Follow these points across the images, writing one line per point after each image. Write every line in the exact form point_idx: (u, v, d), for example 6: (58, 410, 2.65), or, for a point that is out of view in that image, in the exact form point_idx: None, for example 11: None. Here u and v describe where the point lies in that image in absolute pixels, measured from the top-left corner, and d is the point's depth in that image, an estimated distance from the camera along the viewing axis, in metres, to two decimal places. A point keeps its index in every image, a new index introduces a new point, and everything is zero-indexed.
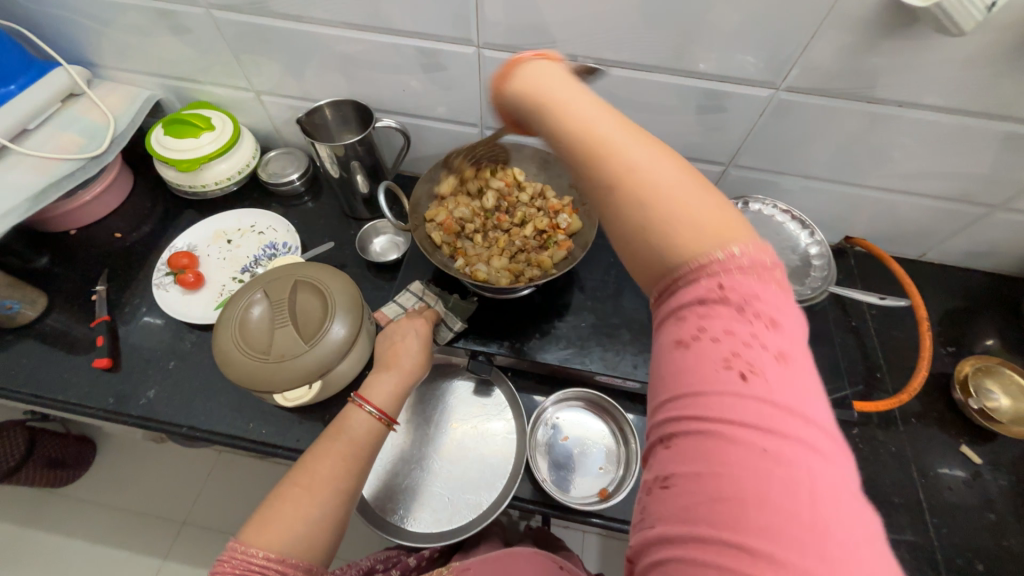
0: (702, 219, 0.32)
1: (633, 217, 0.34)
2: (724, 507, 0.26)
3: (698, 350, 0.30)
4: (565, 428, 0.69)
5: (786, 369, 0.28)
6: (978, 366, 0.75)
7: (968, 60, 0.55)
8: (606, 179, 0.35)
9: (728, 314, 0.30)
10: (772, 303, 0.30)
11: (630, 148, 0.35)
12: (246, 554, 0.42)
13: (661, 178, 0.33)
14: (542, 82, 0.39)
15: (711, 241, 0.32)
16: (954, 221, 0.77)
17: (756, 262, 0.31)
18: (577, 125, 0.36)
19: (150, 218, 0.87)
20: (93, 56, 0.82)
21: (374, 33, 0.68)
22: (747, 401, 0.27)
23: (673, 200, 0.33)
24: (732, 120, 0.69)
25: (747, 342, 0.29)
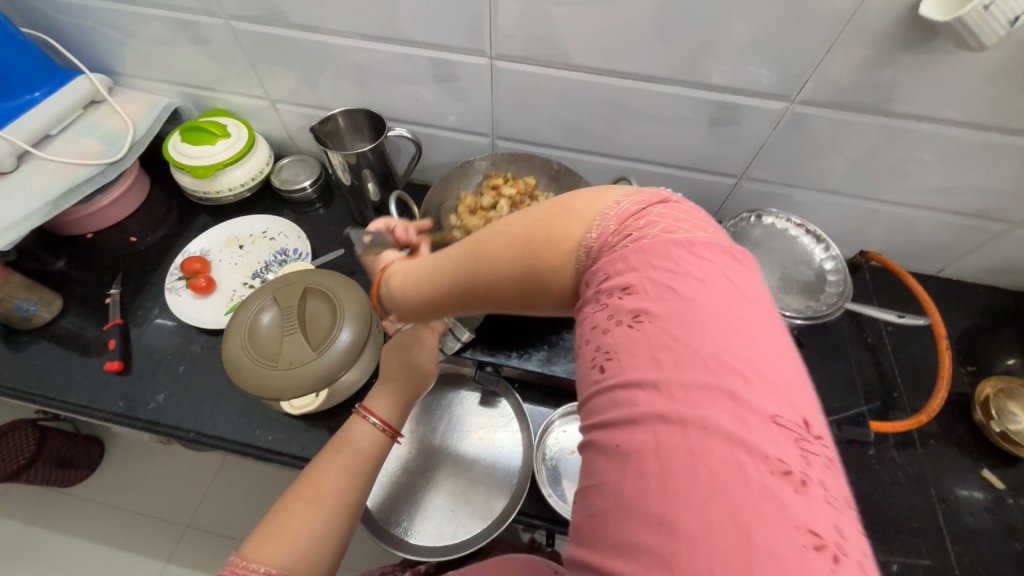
0: (560, 217, 0.38)
1: (531, 268, 0.38)
2: (642, 482, 0.25)
3: (583, 351, 0.33)
4: (574, 443, 0.67)
5: (644, 340, 0.30)
6: (1000, 387, 0.73)
7: (989, 75, 0.54)
8: (512, 260, 0.39)
9: (604, 308, 0.33)
10: (630, 276, 0.33)
11: (495, 232, 0.41)
12: (246, 569, 0.40)
13: (522, 226, 0.40)
14: (414, 283, 0.48)
15: (573, 235, 0.37)
16: (973, 237, 0.76)
17: (648, 222, 0.35)
18: (444, 270, 0.44)
19: (164, 222, 0.89)
20: (115, 65, 0.84)
21: (388, 43, 0.68)
22: (613, 390, 0.29)
23: (536, 230, 0.39)
24: (745, 133, 0.69)
25: (641, 306, 0.31)
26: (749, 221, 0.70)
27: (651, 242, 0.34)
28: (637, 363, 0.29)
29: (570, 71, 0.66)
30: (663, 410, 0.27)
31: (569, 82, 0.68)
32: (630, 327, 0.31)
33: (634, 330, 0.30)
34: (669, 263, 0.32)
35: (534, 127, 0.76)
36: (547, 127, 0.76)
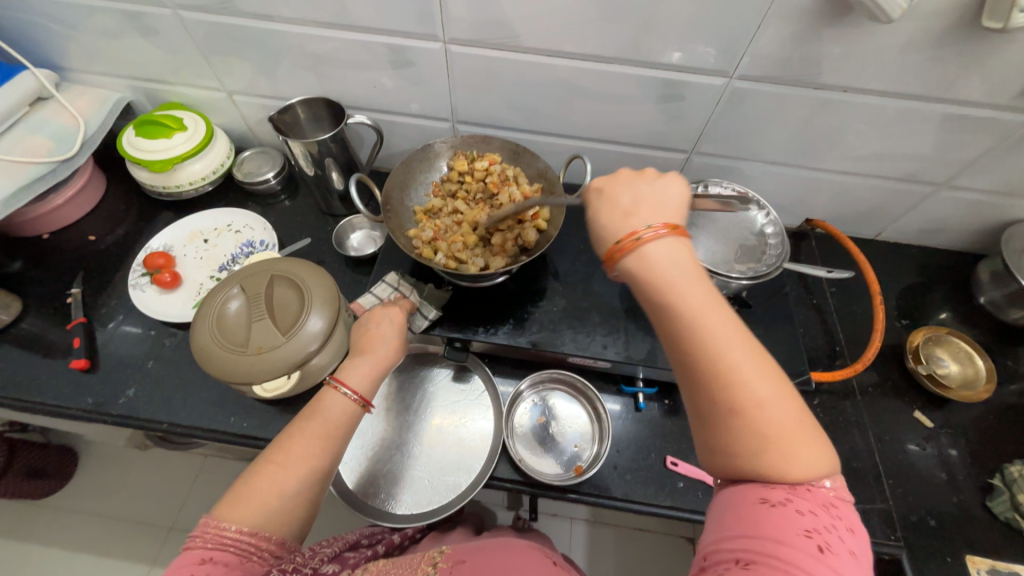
0: (802, 453, 0.36)
1: (747, 442, 0.37)
2: None
3: (785, 512, 0.35)
4: (542, 410, 0.72)
5: (853, 563, 0.34)
6: (929, 337, 0.80)
7: (904, 46, 0.59)
8: (731, 403, 0.37)
9: (812, 502, 0.35)
10: (847, 512, 0.36)
11: (756, 377, 0.38)
12: (218, 528, 0.43)
13: (777, 416, 0.37)
14: (668, 278, 0.41)
15: (803, 473, 0.36)
16: (904, 200, 0.81)
17: (838, 496, 0.37)
18: (699, 327, 0.39)
19: (125, 220, 0.87)
20: (60, 60, 0.82)
21: (341, 30, 0.69)
22: (820, 567, 0.32)
23: (789, 433, 0.36)
24: (692, 108, 0.72)
25: (826, 526, 0.34)
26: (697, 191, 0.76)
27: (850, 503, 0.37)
28: (846, 573, 0.33)
29: (521, 53, 0.68)
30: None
31: (522, 64, 0.70)
32: (846, 549, 0.34)
33: (848, 553, 0.34)
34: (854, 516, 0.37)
35: (492, 110, 0.78)
36: (505, 110, 0.78)
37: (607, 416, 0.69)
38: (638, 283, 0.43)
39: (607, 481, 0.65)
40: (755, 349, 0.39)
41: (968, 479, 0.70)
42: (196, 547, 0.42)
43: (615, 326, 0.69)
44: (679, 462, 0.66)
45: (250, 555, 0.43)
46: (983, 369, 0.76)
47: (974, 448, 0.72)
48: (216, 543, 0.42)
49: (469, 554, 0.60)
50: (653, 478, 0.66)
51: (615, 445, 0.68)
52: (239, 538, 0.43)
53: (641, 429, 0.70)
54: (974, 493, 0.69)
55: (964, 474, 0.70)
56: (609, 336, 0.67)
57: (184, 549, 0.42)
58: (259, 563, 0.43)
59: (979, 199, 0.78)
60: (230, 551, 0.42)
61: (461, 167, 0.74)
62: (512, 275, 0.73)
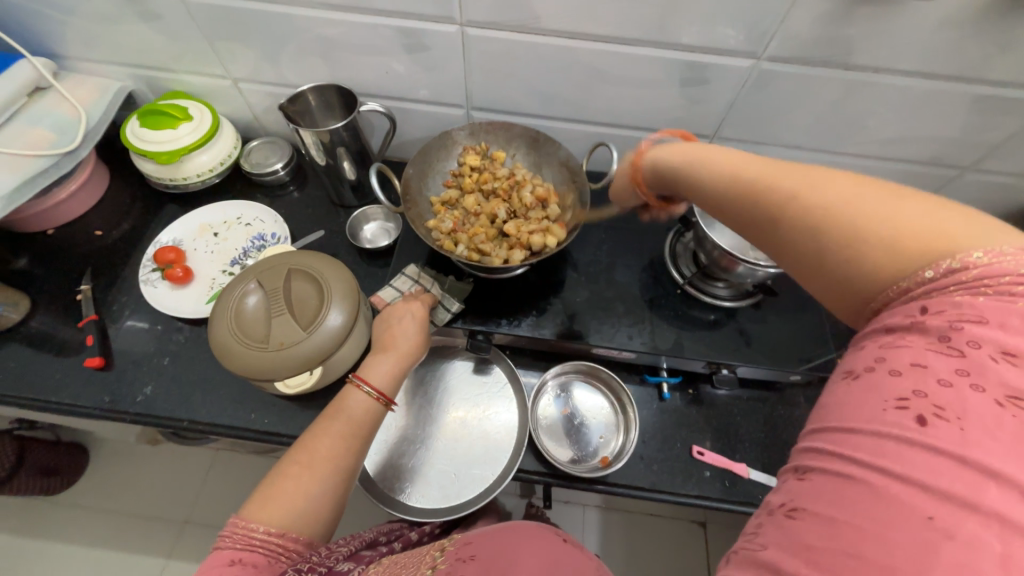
0: (926, 228, 0.31)
1: (830, 252, 0.34)
2: (870, 550, 0.24)
3: (878, 381, 0.28)
4: (566, 402, 0.71)
5: (1001, 424, 0.24)
6: None
7: (940, 24, 0.57)
8: (791, 224, 0.36)
9: (920, 347, 0.28)
10: (991, 341, 0.26)
11: (821, 185, 0.35)
12: (247, 529, 0.42)
13: (866, 205, 0.33)
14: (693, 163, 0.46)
15: (917, 253, 0.31)
16: (927, 184, 0.80)
17: (984, 282, 0.28)
18: (736, 179, 0.41)
19: (131, 214, 0.85)
20: (57, 47, 0.79)
21: (353, 13, 0.66)
22: (922, 448, 0.25)
23: (869, 217, 0.33)
24: (716, 92, 0.70)
25: (938, 382, 0.26)
26: None
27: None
28: (971, 442, 0.24)
29: (540, 36, 0.66)
30: (997, 506, 0.23)
31: (541, 48, 0.68)
32: (989, 402, 0.25)
33: (995, 408, 0.25)
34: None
35: (509, 95, 0.76)
36: (521, 95, 0.76)
37: (631, 407, 0.69)
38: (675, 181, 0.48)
39: (633, 471, 0.65)
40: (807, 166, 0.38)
41: None
42: (226, 548, 0.42)
43: (639, 316, 0.68)
44: (705, 451, 0.66)
45: (279, 557, 0.43)
46: None
47: None
48: (245, 544, 0.42)
49: (473, 537, 0.61)
50: (679, 468, 0.66)
51: (640, 435, 0.68)
52: (268, 539, 0.42)
53: (666, 419, 0.69)
54: None
55: None
56: (634, 327, 0.67)
57: (215, 550, 0.42)
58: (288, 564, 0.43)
59: (1004, 182, 0.76)
60: (259, 552, 0.42)
61: (474, 159, 0.72)
62: (533, 266, 0.71)
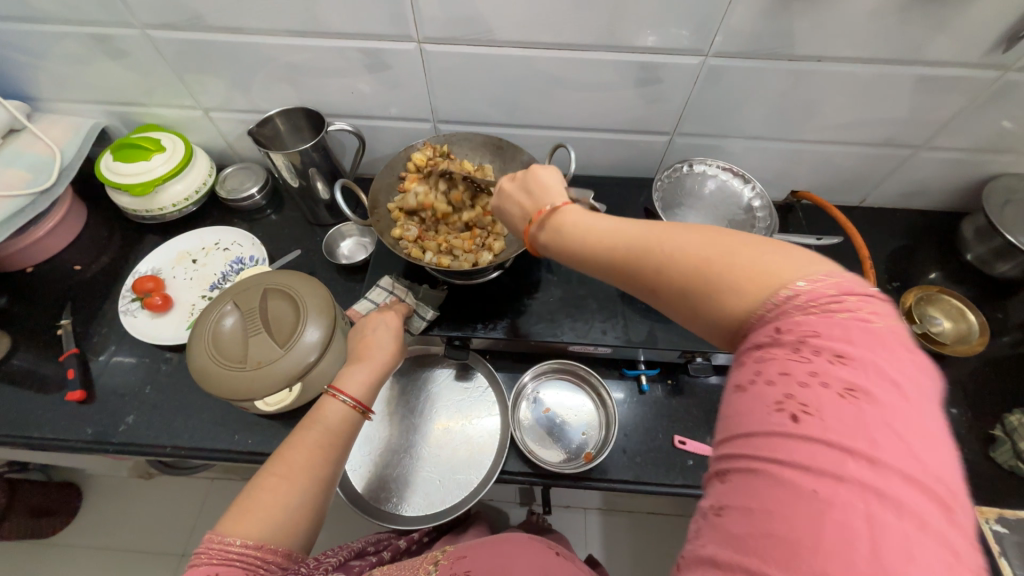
0: (761, 265, 0.34)
1: (704, 304, 0.35)
2: (778, 545, 0.24)
3: (758, 391, 0.29)
4: (546, 401, 0.72)
5: (852, 410, 0.27)
6: (921, 296, 0.81)
7: (872, 11, 0.60)
8: (670, 285, 0.37)
9: (784, 355, 0.30)
10: (837, 338, 0.29)
11: (673, 246, 0.37)
12: (223, 543, 0.42)
13: (711, 251, 0.35)
14: (571, 223, 0.45)
15: (761, 292, 0.33)
16: (885, 164, 0.83)
17: (816, 299, 0.31)
18: (612, 242, 0.41)
19: (109, 247, 0.86)
20: (30, 90, 0.80)
21: (314, 38, 0.69)
22: (800, 443, 0.26)
23: (715, 267, 0.35)
24: (671, 90, 0.73)
25: (802, 382, 0.28)
26: (683, 171, 0.77)
27: (851, 315, 0.30)
28: (841, 432, 0.26)
29: (496, 47, 0.68)
30: (869, 485, 0.24)
31: (498, 59, 0.70)
32: (836, 395, 0.27)
33: (842, 398, 0.27)
34: (868, 334, 0.29)
35: (473, 107, 0.78)
36: (485, 106, 0.78)
37: (611, 401, 0.70)
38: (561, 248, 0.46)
39: (617, 465, 0.66)
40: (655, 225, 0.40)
41: (970, 433, 0.71)
42: (202, 564, 0.41)
43: (612, 311, 0.69)
44: (688, 440, 0.67)
45: (258, 569, 0.42)
46: (976, 322, 0.77)
47: (972, 402, 0.73)
48: (222, 559, 0.41)
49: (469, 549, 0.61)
50: (662, 459, 0.66)
51: (622, 429, 0.69)
52: (245, 552, 0.42)
53: (647, 411, 0.70)
54: (977, 446, 0.70)
55: (965, 428, 0.71)
56: (608, 322, 0.68)
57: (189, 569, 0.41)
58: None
59: (956, 158, 0.79)
60: (236, 565, 0.41)
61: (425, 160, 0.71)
62: (506, 270, 0.73)
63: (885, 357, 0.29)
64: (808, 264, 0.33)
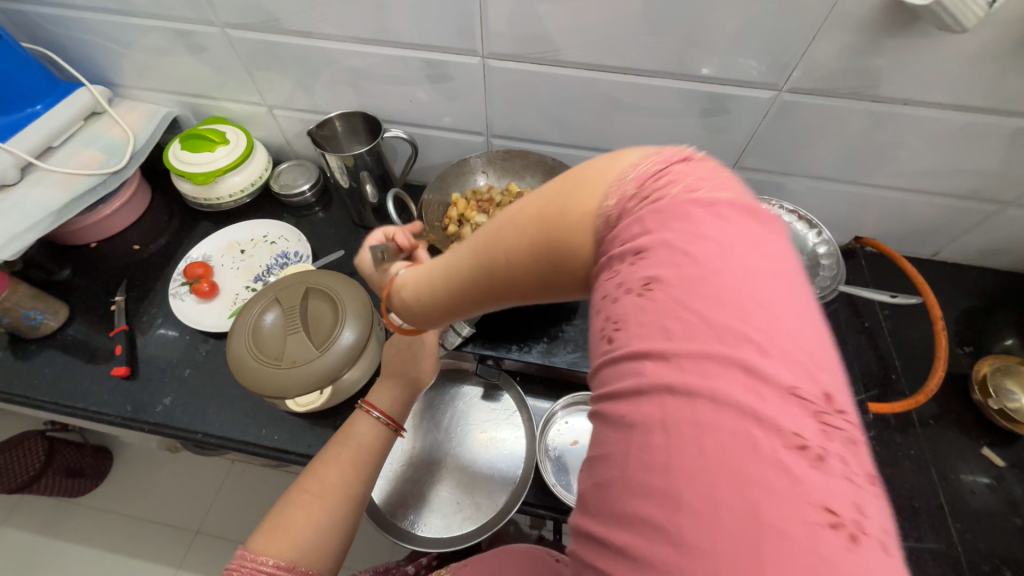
0: (577, 187, 0.31)
1: (555, 276, 0.32)
2: (598, 493, 0.24)
3: (590, 319, 0.29)
4: (576, 433, 0.68)
5: (648, 308, 0.25)
6: (996, 367, 0.73)
7: (972, 57, 0.55)
8: (518, 280, 0.34)
9: (608, 269, 0.28)
10: (647, 223, 0.27)
11: (494, 246, 0.34)
12: (256, 561, 0.42)
13: (540, 193, 0.33)
14: (416, 293, 0.43)
15: (582, 235, 0.30)
16: (965, 219, 0.76)
17: (636, 177, 0.29)
18: (454, 275, 0.38)
19: (167, 230, 0.90)
20: (114, 76, 0.85)
21: (382, 46, 0.70)
22: (614, 365, 0.26)
23: (540, 232, 0.31)
24: (737, 122, 0.70)
25: (611, 295, 0.27)
26: None
27: (671, 198, 0.27)
28: (638, 337, 0.25)
29: (560, 67, 0.67)
30: (661, 384, 0.23)
31: (561, 78, 0.69)
32: (636, 292, 0.26)
33: (641, 293, 0.26)
34: (674, 203, 0.27)
35: (529, 124, 0.78)
36: (540, 124, 0.77)
37: None
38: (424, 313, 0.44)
39: None
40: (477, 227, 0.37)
41: None
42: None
43: None
44: None
45: None
46: None
47: None
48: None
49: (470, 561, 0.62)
50: None
51: None
52: (276, 572, 0.41)
53: None
54: None
55: None
56: None
57: None
58: None
59: None
60: None
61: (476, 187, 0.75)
62: None
63: (698, 222, 0.26)
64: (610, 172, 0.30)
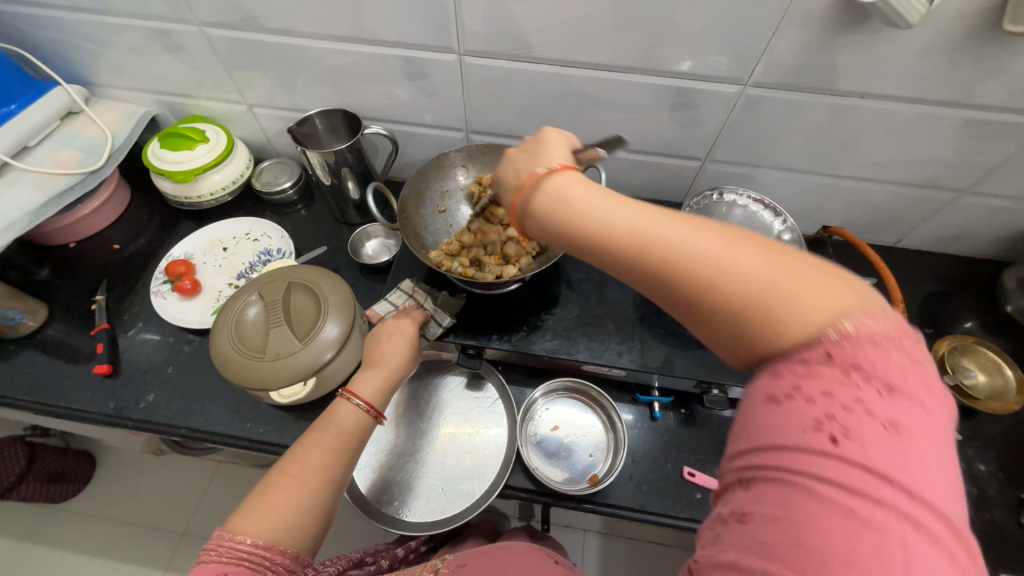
0: (829, 288, 0.31)
1: (731, 316, 0.33)
2: (803, 556, 0.25)
3: (797, 410, 0.28)
4: (555, 419, 0.71)
5: (893, 444, 0.26)
6: (955, 345, 0.78)
7: (921, 52, 0.58)
8: (694, 291, 0.34)
9: (833, 375, 0.29)
10: (887, 368, 0.28)
11: (708, 253, 0.33)
12: (234, 541, 0.42)
13: (754, 265, 0.32)
14: (574, 208, 0.39)
15: (807, 320, 0.30)
16: (924, 206, 0.80)
17: (876, 334, 0.29)
18: (628, 235, 0.36)
19: (148, 229, 0.90)
20: (91, 76, 0.85)
21: (359, 44, 0.71)
22: (836, 465, 0.26)
23: (766, 288, 0.32)
24: (706, 116, 0.72)
25: (846, 406, 0.28)
26: (711, 199, 0.76)
27: (908, 355, 0.29)
28: (876, 459, 0.26)
29: (534, 64, 0.69)
30: (906, 513, 0.25)
31: (535, 75, 0.71)
32: (880, 425, 0.27)
33: (885, 429, 0.27)
34: (913, 368, 0.29)
35: (507, 120, 0.79)
36: (518, 120, 0.79)
37: (622, 425, 0.69)
38: (558, 234, 0.41)
39: (622, 490, 0.64)
40: (687, 216, 0.36)
41: (999, 495, 0.67)
42: (211, 561, 0.41)
43: (629, 334, 0.68)
44: (697, 473, 0.65)
45: (266, 570, 0.42)
46: (1013, 379, 0.74)
47: (1003, 461, 0.70)
48: (232, 557, 0.42)
49: (469, 558, 0.61)
50: (669, 489, 0.65)
51: (631, 455, 0.67)
52: (254, 551, 0.43)
53: (658, 439, 0.69)
54: (1007, 508, 0.66)
55: (995, 489, 0.68)
56: (624, 343, 0.67)
57: (199, 563, 0.41)
58: None
59: (1001, 205, 0.76)
60: (246, 565, 0.42)
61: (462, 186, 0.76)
62: (525, 283, 0.73)
63: (925, 388, 0.29)
64: (871, 304, 0.31)
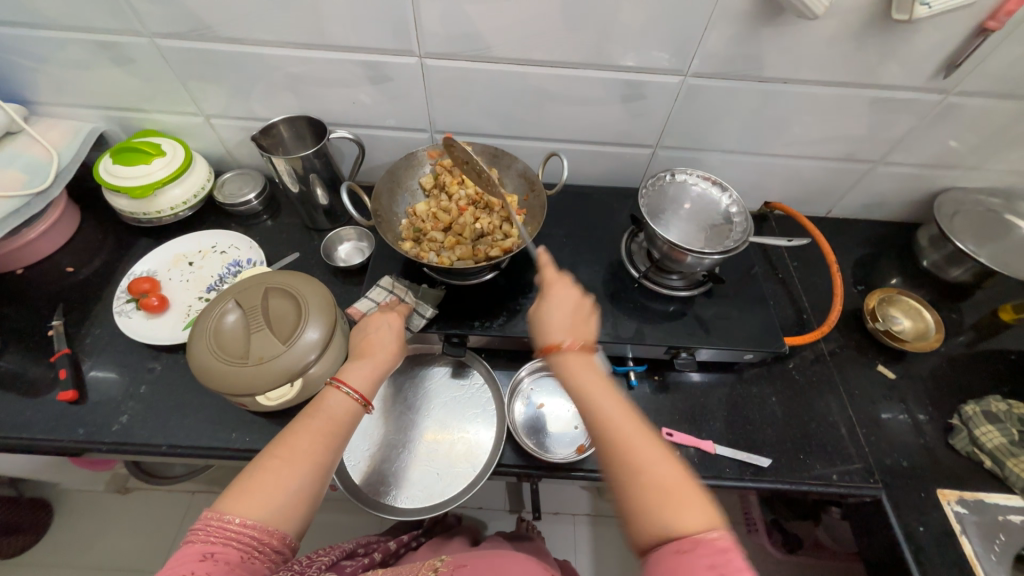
0: (708, 512, 0.40)
1: (645, 503, 0.40)
2: None
3: (695, 556, 0.37)
4: (540, 396, 0.75)
5: None
6: (883, 297, 0.88)
7: (829, 40, 0.67)
8: (621, 473, 0.42)
9: (710, 547, 0.37)
10: None
11: (640, 451, 0.43)
12: (223, 521, 0.44)
13: (665, 473, 0.41)
14: (566, 367, 0.50)
15: (690, 526, 0.39)
16: (847, 178, 0.90)
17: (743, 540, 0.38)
18: (595, 412, 0.46)
19: (103, 249, 0.86)
20: (29, 93, 0.81)
21: (320, 50, 0.72)
22: None
23: (672, 491, 0.40)
24: (653, 106, 0.79)
25: (722, 561, 0.36)
26: (665, 179, 0.82)
27: None
28: None
29: (491, 63, 0.73)
30: None
31: (494, 74, 0.75)
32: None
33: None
34: None
35: (470, 119, 0.83)
36: (481, 118, 0.83)
37: None
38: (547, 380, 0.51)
39: None
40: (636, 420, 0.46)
41: (930, 423, 0.77)
42: (199, 541, 0.42)
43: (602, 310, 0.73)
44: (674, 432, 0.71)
45: (254, 551, 0.43)
46: (932, 321, 0.85)
47: (931, 393, 0.80)
48: (221, 535, 0.43)
49: (469, 559, 0.61)
50: None
51: None
52: (241, 531, 0.43)
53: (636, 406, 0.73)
54: (938, 433, 0.76)
55: (926, 419, 0.77)
56: None
57: (187, 539, 0.42)
58: (262, 557, 0.44)
59: (910, 171, 0.87)
60: (233, 544, 0.43)
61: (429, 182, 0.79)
62: (501, 271, 0.76)
63: None
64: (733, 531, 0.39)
